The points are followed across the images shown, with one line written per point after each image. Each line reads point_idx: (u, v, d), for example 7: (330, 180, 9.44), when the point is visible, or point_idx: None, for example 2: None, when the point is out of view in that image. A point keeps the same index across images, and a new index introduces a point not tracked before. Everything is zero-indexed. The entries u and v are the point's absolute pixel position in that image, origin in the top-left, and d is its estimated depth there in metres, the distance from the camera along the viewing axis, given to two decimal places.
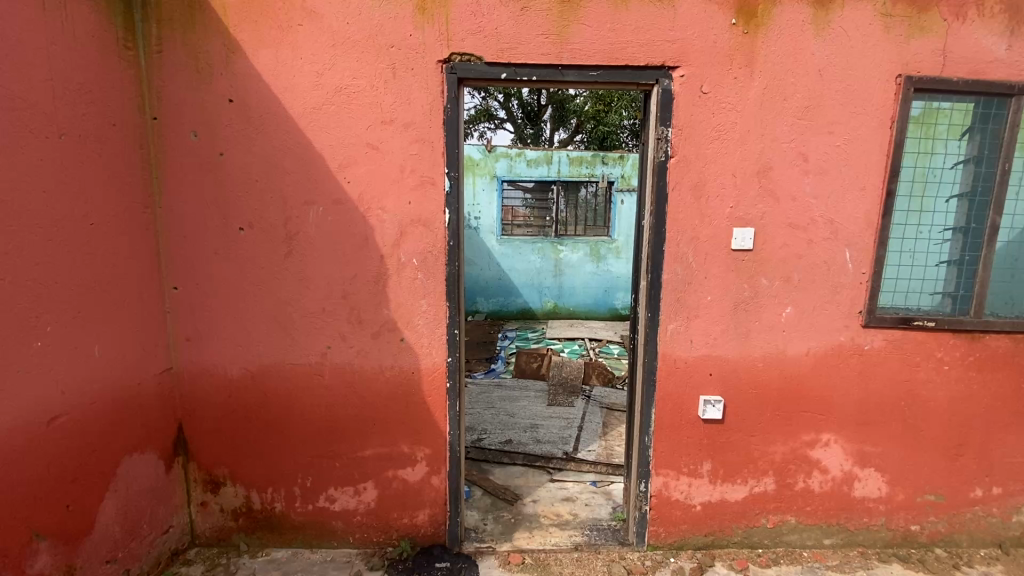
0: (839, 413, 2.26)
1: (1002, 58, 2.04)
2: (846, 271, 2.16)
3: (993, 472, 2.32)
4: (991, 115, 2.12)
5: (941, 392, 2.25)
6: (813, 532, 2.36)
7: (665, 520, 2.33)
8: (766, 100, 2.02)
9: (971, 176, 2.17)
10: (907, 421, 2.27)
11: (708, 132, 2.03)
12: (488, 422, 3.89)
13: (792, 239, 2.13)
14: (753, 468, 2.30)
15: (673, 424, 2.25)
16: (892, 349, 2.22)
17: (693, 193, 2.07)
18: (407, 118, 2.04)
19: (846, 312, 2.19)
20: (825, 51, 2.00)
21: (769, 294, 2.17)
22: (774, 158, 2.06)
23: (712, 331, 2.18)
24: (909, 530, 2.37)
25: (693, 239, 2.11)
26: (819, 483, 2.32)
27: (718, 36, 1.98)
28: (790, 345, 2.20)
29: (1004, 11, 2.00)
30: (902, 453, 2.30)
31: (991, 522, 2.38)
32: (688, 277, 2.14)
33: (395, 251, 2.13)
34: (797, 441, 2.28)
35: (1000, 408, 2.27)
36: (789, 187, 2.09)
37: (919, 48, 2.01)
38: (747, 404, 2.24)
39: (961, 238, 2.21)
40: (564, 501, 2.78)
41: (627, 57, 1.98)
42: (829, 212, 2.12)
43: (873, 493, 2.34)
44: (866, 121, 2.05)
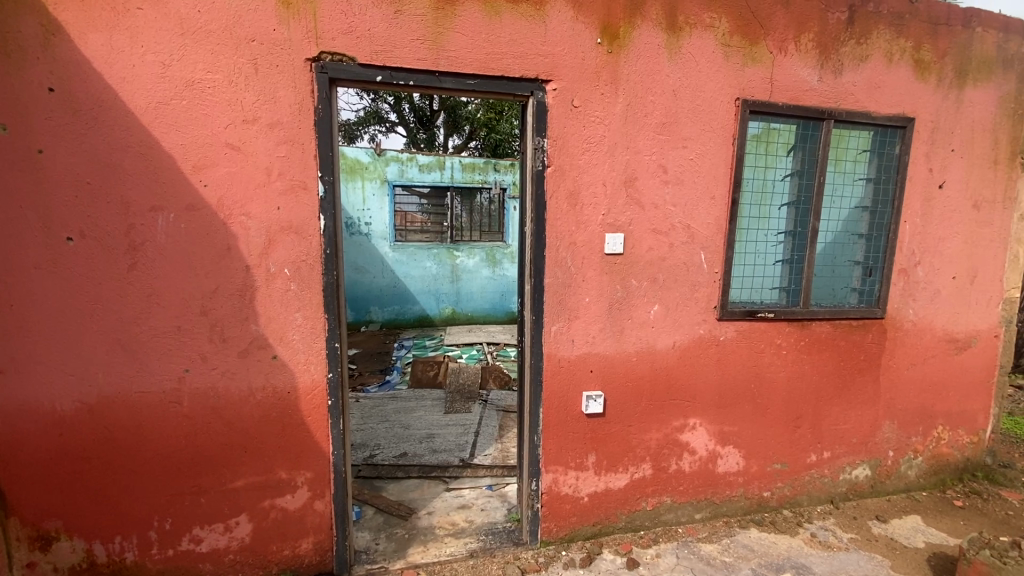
0: (703, 399, 2.51)
1: (815, 88, 2.41)
2: (702, 271, 2.41)
3: (824, 439, 2.73)
4: (810, 135, 2.50)
5: (782, 373, 2.59)
6: (686, 509, 2.59)
7: (556, 516, 2.41)
8: (630, 116, 2.19)
9: (797, 187, 2.54)
10: (756, 401, 2.58)
11: (581, 143, 2.15)
12: (382, 437, 3.74)
13: (656, 243, 2.33)
14: (633, 456, 2.46)
15: (559, 422, 2.33)
16: (741, 339, 2.51)
17: (568, 201, 2.18)
18: (273, 117, 1.90)
19: (704, 307, 2.44)
20: (678, 73, 2.22)
21: (639, 293, 2.34)
22: (638, 170, 2.24)
23: (591, 330, 2.31)
24: (762, 496, 2.70)
25: (570, 244, 2.21)
26: (689, 464, 2.55)
27: (586, 53, 2.10)
28: (658, 340, 2.40)
29: (814, 48, 2.37)
30: (754, 430, 2.61)
31: (824, 482, 2.79)
32: (568, 280, 2.24)
33: (264, 261, 1.96)
34: (669, 427, 2.49)
35: (825, 384, 2.67)
36: (652, 195, 2.28)
37: (752, 75, 2.31)
38: (625, 397, 2.40)
39: (791, 240, 2.58)
40: (459, 509, 2.76)
41: (503, 68, 2.02)
42: (686, 218, 2.34)
43: (733, 468, 2.62)
44: (713, 137, 2.31)
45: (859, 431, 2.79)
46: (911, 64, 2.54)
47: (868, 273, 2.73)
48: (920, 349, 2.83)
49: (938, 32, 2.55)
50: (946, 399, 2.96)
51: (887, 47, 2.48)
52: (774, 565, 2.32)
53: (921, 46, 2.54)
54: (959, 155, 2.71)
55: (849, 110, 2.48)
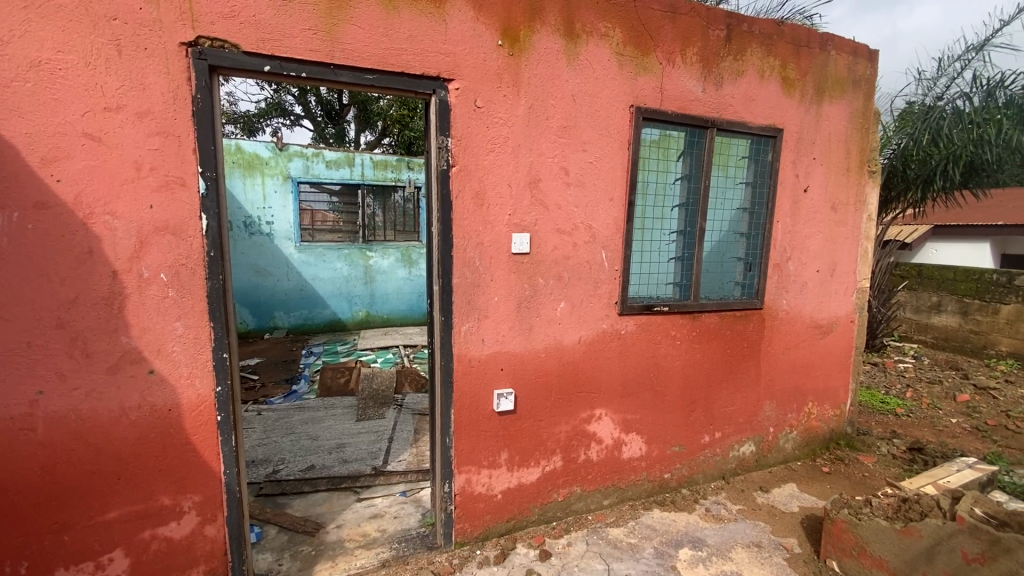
0: (607, 391, 2.64)
1: (699, 98, 2.62)
2: (603, 269, 2.52)
3: (715, 420, 2.98)
4: (696, 142, 2.71)
5: (678, 362, 2.79)
6: (595, 496, 2.71)
7: (470, 516, 2.41)
8: (532, 118, 2.24)
9: (686, 189, 2.75)
10: (656, 389, 2.76)
11: (484, 144, 2.16)
12: (286, 450, 3.52)
13: (561, 243, 2.40)
14: (544, 450, 2.53)
15: (470, 422, 2.33)
16: (641, 332, 2.66)
17: (475, 201, 2.18)
18: (142, 106, 1.71)
19: (607, 303, 2.56)
20: (576, 78, 2.30)
21: (545, 291, 2.41)
22: (541, 171, 2.30)
23: (500, 329, 2.33)
24: (664, 478, 2.89)
25: (477, 243, 2.21)
26: (597, 453, 2.67)
27: (488, 54, 2.11)
28: (565, 336, 2.48)
29: (698, 61, 2.57)
30: (655, 416, 2.79)
31: (717, 460, 3.05)
32: (476, 280, 2.24)
33: (135, 265, 1.76)
34: (577, 419, 2.58)
35: (715, 370, 2.92)
36: (555, 196, 2.35)
37: (644, 84, 2.46)
38: (534, 394, 2.45)
39: (682, 239, 2.79)
40: (371, 519, 2.67)
41: (402, 64, 1.98)
42: (587, 219, 2.44)
43: (637, 453, 2.78)
44: (610, 142, 2.43)
45: (744, 412, 3.08)
46: (779, 80, 2.84)
47: (748, 268, 3.01)
48: (792, 335, 3.18)
49: (800, 53, 2.88)
50: (815, 378, 3.35)
51: (759, 64, 2.75)
52: (674, 542, 2.49)
53: (787, 65, 2.85)
54: (819, 163, 3.08)
55: (729, 119, 2.72)
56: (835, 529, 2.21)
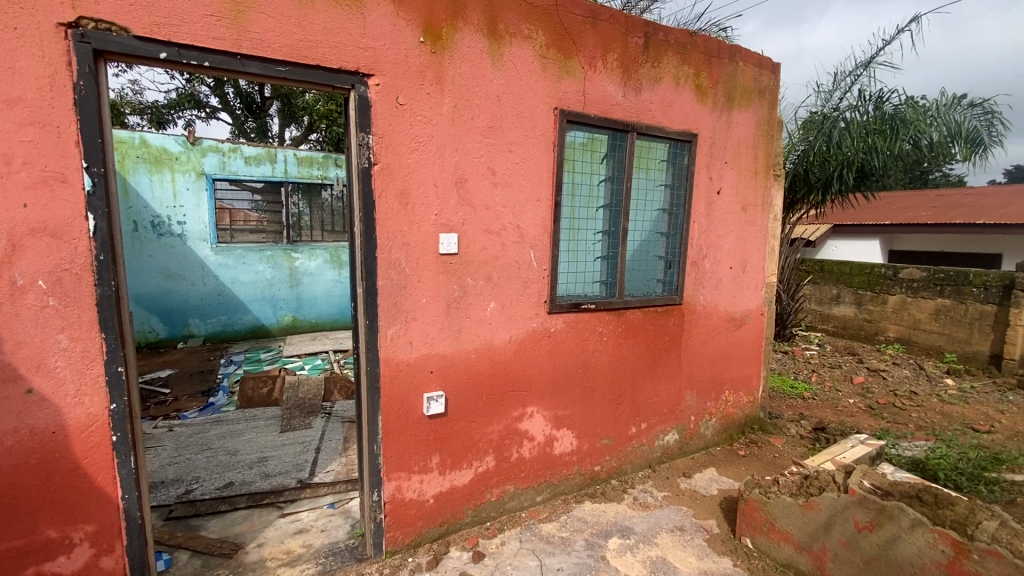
0: (538, 388, 2.67)
1: (620, 102, 2.71)
2: (532, 268, 2.55)
3: (641, 412, 3.11)
4: (618, 145, 2.80)
5: (605, 357, 2.88)
6: (528, 493, 2.74)
7: (401, 524, 2.34)
8: (457, 118, 2.22)
9: (610, 191, 2.85)
10: (585, 384, 2.83)
11: (408, 142, 2.11)
12: (201, 468, 3.27)
13: (489, 243, 2.40)
14: (476, 451, 2.51)
15: (399, 427, 2.27)
16: (569, 329, 2.72)
17: (399, 201, 2.12)
18: (11, 92, 1.51)
19: (536, 302, 2.59)
20: (501, 79, 2.31)
21: (474, 292, 2.39)
22: (468, 171, 2.28)
23: (429, 331, 2.29)
24: (594, 470, 2.97)
25: (403, 244, 2.16)
26: (529, 450, 2.69)
27: (409, 51, 2.07)
28: (495, 336, 2.49)
29: (618, 67, 2.66)
30: (584, 411, 2.86)
31: (643, 450, 3.18)
32: (402, 282, 2.18)
33: (5, 272, 1.56)
34: (509, 418, 2.59)
35: (640, 364, 3.04)
36: (482, 196, 2.34)
37: (568, 87, 2.51)
38: (465, 395, 2.43)
39: (607, 238, 2.89)
40: (296, 535, 2.53)
41: (318, 57, 1.89)
42: (515, 219, 2.46)
43: (568, 448, 2.84)
44: (535, 143, 2.46)
45: (667, 402, 3.23)
46: (693, 88, 3.00)
47: (668, 266, 3.17)
48: (709, 328, 3.38)
49: (711, 63, 3.06)
50: (730, 368, 3.58)
51: (675, 71, 2.90)
52: (604, 532, 2.56)
53: (700, 73, 3.02)
54: (730, 167, 3.30)
55: (648, 124, 2.84)
56: (749, 507, 2.37)
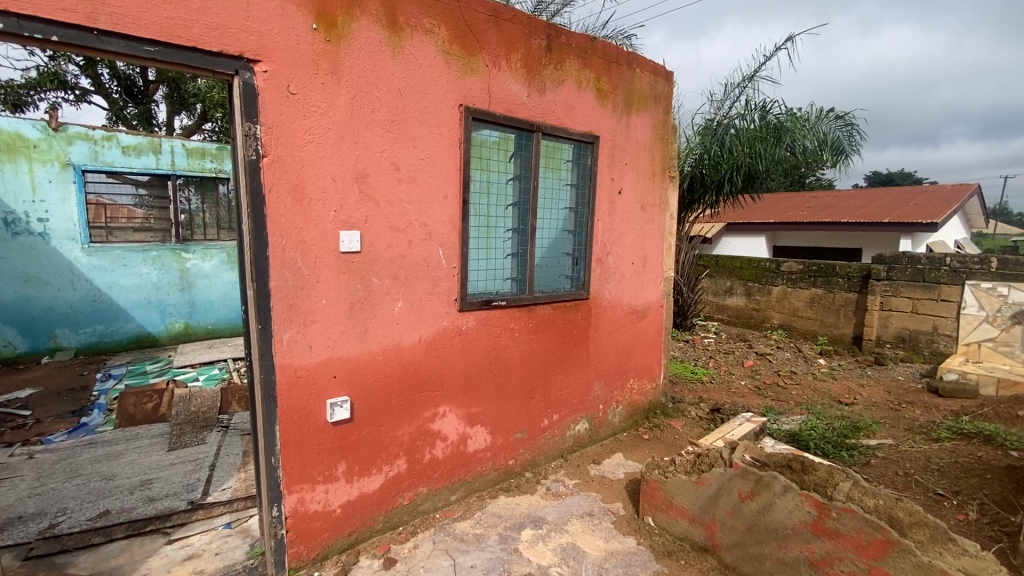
0: (450, 387, 2.65)
1: (524, 102, 2.76)
2: (440, 267, 2.52)
3: (553, 405, 3.20)
4: (523, 144, 2.85)
5: (516, 352, 2.92)
6: (442, 494, 2.71)
7: (305, 538, 2.22)
8: (355, 110, 2.14)
9: (517, 189, 2.89)
10: (497, 381, 2.85)
11: (302, 135, 2.00)
12: (69, 497, 2.88)
13: (395, 240, 2.34)
14: (386, 455, 2.44)
15: (300, 436, 2.14)
16: (480, 327, 2.72)
17: (293, 196, 2.00)
18: None
19: (445, 300, 2.56)
20: (402, 72, 2.26)
21: (380, 292, 2.32)
22: (369, 166, 2.21)
23: (331, 334, 2.18)
24: (508, 465, 3.01)
25: (299, 242, 2.04)
26: (442, 450, 2.67)
27: (300, 38, 1.96)
28: (403, 336, 2.43)
29: (521, 66, 2.71)
30: (497, 407, 2.88)
31: (555, 441, 3.27)
32: (299, 283, 2.07)
33: None
34: (420, 419, 2.55)
35: (550, 358, 3.12)
36: (385, 192, 2.27)
37: (472, 84, 2.51)
38: (373, 398, 2.35)
39: (516, 236, 2.93)
40: (185, 562, 2.31)
41: (194, 38, 1.73)
42: (421, 216, 2.41)
43: (482, 445, 2.85)
44: (440, 139, 2.43)
45: (577, 393, 3.36)
46: (594, 91, 3.13)
47: (575, 263, 3.28)
48: (614, 321, 3.56)
49: (610, 68, 3.21)
50: (635, 358, 3.79)
51: (576, 74, 3.00)
52: (517, 525, 2.61)
53: (600, 77, 3.15)
54: (630, 168, 3.48)
55: (552, 124, 2.92)
56: (650, 488, 2.53)
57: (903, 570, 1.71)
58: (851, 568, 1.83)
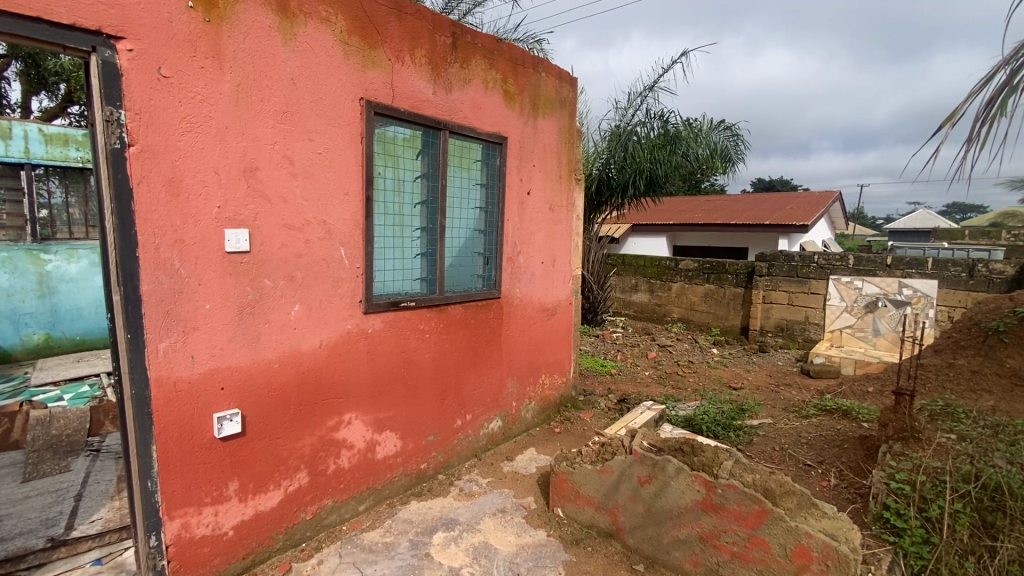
0: (356, 393, 2.54)
1: (430, 99, 2.71)
2: (342, 267, 2.41)
3: (465, 405, 3.18)
4: (430, 142, 2.80)
5: (427, 354, 2.87)
6: (349, 505, 2.59)
7: (190, 567, 2.01)
8: (241, 99, 1.98)
9: (425, 187, 2.83)
10: (406, 384, 2.78)
11: (177, 123, 1.81)
12: None
13: (289, 239, 2.19)
14: (285, 469, 2.29)
15: (181, 456, 1.94)
16: (388, 329, 2.64)
17: (168, 190, 1.81)
18: None
19: (348, 302, 2.45)
20: (295, 60, 2.12)
21: (274, 294, 2.17)
22: (258, 159, 2.05)
23: (217, 341, 2.00)
24: (420, 469, 2.94)
25: (176, 241, 1.85)
26: (348, 459, 2.55)
27: (174, 15, 1.77)
28: (302, 341, 2.29)
29: (426, 63, 2.66)
30: (407, 411, 2.81)
31: (469, 441, 3.25)
32: (177, 286, 1.87)
33: None
34: (323, 428, 2.42)
35: (462, 358, 3.10)
36: (277, 188, 2.13)
37: (373, 78, 2.42)
38: (267, 409, 2.19)
39: (425, 234, 2.87)
40: None
41: (37, 6, 1.50)
42: (319, 214, 2.29)
43: (391, 451, 2.76)
44: (339, 133, 2.32)
45: (490, 392, 3.37)
46: (501, 92, 3.16)
47: (486, 262, 3.28)
48: (525, 319, 3.61)
49: (516, 70, 3.26)
50: (546, 354, 3.89)
51: (483, 75, 3.01)
52: (429, 529, 2.56)
53: (507, 79, 3.19)
54: (538, 169, 3.56)
55: (459, 123, 2.90)
56: (559, 480, 2.60)
57: (776, 536, 1.91)
58: (735, 538, 2.01)
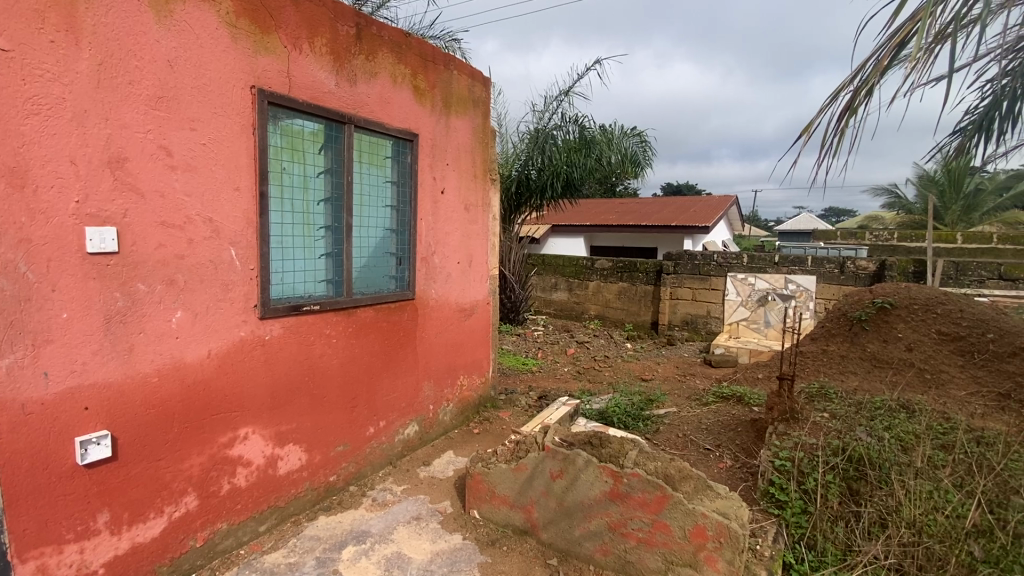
0: (252, 405, 2.35)
1: (332, 91, 2.58)
2: (233, 269, 2.21)
3: (378, 411, 3.06)
4: (334, 137, 2.65)
5: (334, 360, 2.72)
6: (247, 526, 2.39)
7: None
8: (104, 80, 1.75)
9: (330, 184, 2.68)
10: (311, 393, 2.62)
11: (20, 104, 1.58)
12: None
13: (168, 239, 1.98)
14: (168, 494, 2.06)
15: (34, 489, 1.69)
16: (288, 335, 2.46)
17: (8, 181, 1.57)
18: None
19: (241, 307, 2.26)
20: (171, 41, 1.92)
21: (150, 300, 1.94)
22: (127, 149, 1.83)
23: (79, 355, 1.76)
24: (329, 481, 2.79)
25: (20, 240, 1.60)
26: (245, 478, 2.35)
27: None
28: (186, 351, 2.07)
29: (328, 53, 2.53)
30: (312, 421, 2.64)
31: (382, 448, 3.13)
32: (24, 293, 1.62)
33: None
34: (214, 446, 2.21)
35: (373, 362, 2.98)
36: (152, 182, 1.91)
37: (266, 65, 2.25)
38: (145, 428, 1.97)
39: (330, 234, 2.71)
40: None
41: None
42: (205, 211, 2.09)
43: (296, 465, 2.59)
44: (227, 123, 2.13)
45: (405, 397, 3.27)
46: (411, 88, 3.08)
47: (398, 262, 3.17)
48: (441, 320, 3.55)
49: (427, 66, 3.19)
50: (464, 355, 3.85)
51: (391, 69, 2.92)
52: (338, 544, 2.43)
53: (416, 75, 3.11)
54: (451, 168, 3.51)
55: (365, 117, 2.78)
56: (474, 481, 2.58)
57: (676, 519, 2.02)
58: (640, 525, 2.10)
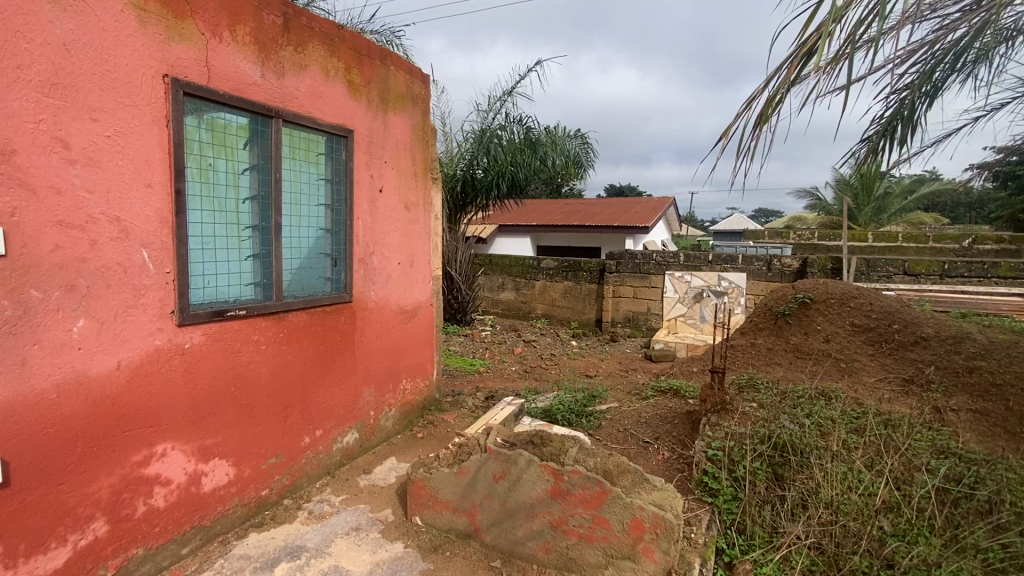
0: (171, 419, 2.18)
1: (257, 83, 2.44)
2: (146, 273, 2.04)
3: (314, 419, 2.93)
4: (260, 131, 2.52)
5: (263, 368, 2.57)
6: (168, 550, 2.21)
7: None
8: None
9: (257, 181, 2.55)
10: (238, 403, 2.47)
11: None
12: None
13: (67, 240, 1.80)
14: (73, 520, 1.88)
15: None
16: (211, 343, 2.31)
17: None
18: None
19: (156, 314, 2.09)
20: (68, 23, 1.75)
21: (46, 308, 1.76)
22: (15, 140, 1.65)
23: None
24: (261, 496, 2.64)
25: None
26: (164, 497, 2.18)
27: None
28: (91, 363, 1.89)
29: (252, 43, 2.39)
30: (240, 433, 2.49)
31: (319, 458, 3.00)
32: None
33: None
34: (127, 465, 2.03)
35: (308, 368, 2.85)
36: (48, 177, 1.73)
37: (181, 54, 2.10)
38: (42, 450, 1.77)
39: (258, 233, 2.58)
40: None
41: None
42: (111, 209, 1.91)
43: (222, 480, 2.43)
44: (136, 114, 1.97)
45: (343, 403, 3.15)
46: (344, 83, 2.97)
47: (334, 264, 3.05)
48: (381, 323, 3.45)
49: (361, 61, 3.09)
50: (406, 358, 3.76)
51: (322, 62, 2.80)
52: (270, 562, 2.30)
53: (350, 69, 3.01)
54: (389, 166, 3.42)
55: (295, 112, 2.65)
56: (416, 487, 2.52)
57: (616, 513, 2.06)
58: (581, 521, 2.13)
